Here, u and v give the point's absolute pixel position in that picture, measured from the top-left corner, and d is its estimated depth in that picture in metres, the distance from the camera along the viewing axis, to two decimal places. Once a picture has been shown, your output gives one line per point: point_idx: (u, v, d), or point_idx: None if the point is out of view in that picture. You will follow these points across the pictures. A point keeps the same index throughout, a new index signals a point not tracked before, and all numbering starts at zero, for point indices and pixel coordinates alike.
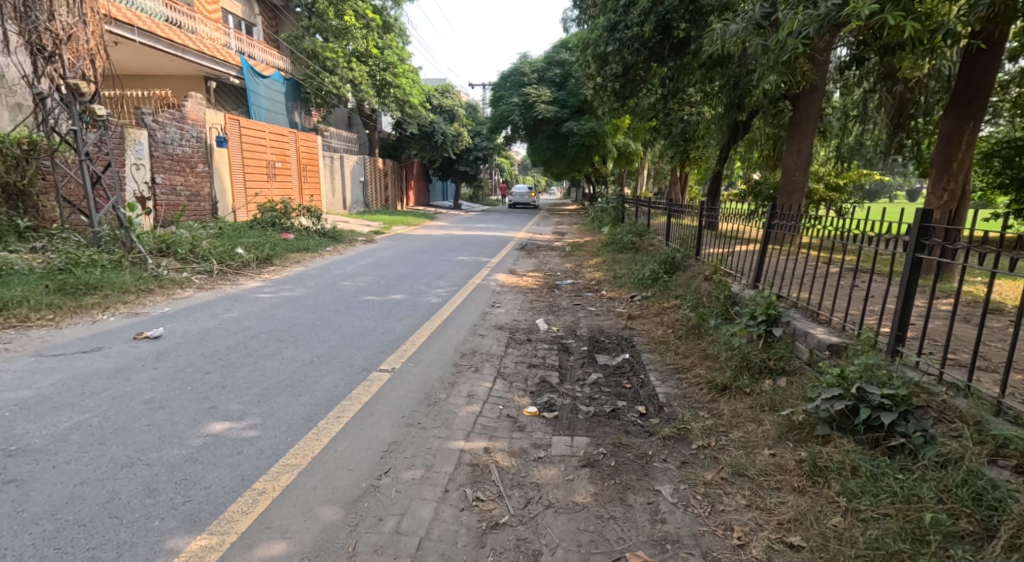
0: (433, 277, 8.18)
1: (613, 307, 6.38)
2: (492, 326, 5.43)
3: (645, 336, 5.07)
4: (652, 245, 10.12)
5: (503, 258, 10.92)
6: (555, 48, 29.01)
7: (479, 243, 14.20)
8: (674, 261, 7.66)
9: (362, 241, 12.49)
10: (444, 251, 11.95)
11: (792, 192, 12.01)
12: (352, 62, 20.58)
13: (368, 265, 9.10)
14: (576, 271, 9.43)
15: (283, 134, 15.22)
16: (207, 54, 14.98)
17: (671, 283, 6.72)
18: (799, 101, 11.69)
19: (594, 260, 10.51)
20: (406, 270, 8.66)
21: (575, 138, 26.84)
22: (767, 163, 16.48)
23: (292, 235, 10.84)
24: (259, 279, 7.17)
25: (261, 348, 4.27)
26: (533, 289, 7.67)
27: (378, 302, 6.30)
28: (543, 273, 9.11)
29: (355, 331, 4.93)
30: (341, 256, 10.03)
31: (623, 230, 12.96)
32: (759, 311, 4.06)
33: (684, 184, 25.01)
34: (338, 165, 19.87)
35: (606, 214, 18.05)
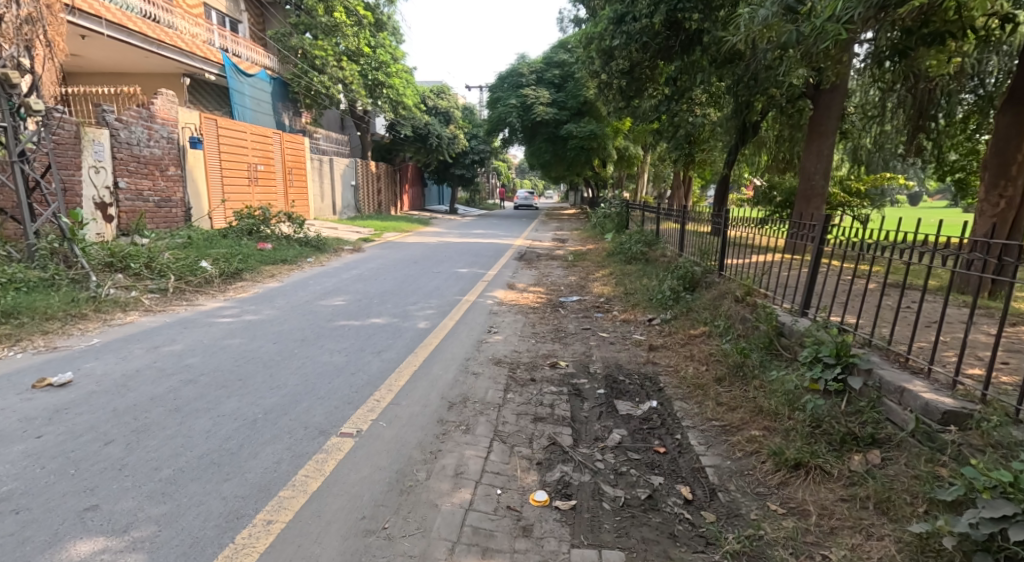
0: (422, 293, 7.29)
1: (629, 333, 5.49)
2: (489, 361, 4.54)
3: (672, 375, 4.20)
4: (663, 256, 9.27)
5: (501, 270, 10.02)
6: (553, 48, 28.21)
7: (475, 251, 13.33)
8: (694, 277, 6.82)
9: (348, 250, 11.61)
10: (437, 260, 11.07)
11: (812, 198, 11.16)
12: (343, 61, 19.72)
13: (350, 280, 8.19)
14: (581, 285, 8.54)
15: (266, 136, 14.37)
16: (184, 50, 14.13)
17: (693, 306, 5.87)
18: (819, 100, 10.87)
19: (600, 272, 9.62)
20: (393, 285, 7.75)
21: (574, 141, 25.99)
22: (778, 167, 15.69)
23: (270, 244, 9.95)
24: (221, 299, 6.27)
25: (194, 399, 3.37)
26: (534, 308, 6.78)
27: (355, 328, 5.40)
28: (545, 288, 8.22)
29: (320, 371, 4.03)
30: (322, 268, 9.14)
31: (629, 237, 12.12)
32: (829, 355, 3.21)
33: (688, 188, 24.18)
34: (329, 167, 18.98)
35: (609, 220, 17.17)
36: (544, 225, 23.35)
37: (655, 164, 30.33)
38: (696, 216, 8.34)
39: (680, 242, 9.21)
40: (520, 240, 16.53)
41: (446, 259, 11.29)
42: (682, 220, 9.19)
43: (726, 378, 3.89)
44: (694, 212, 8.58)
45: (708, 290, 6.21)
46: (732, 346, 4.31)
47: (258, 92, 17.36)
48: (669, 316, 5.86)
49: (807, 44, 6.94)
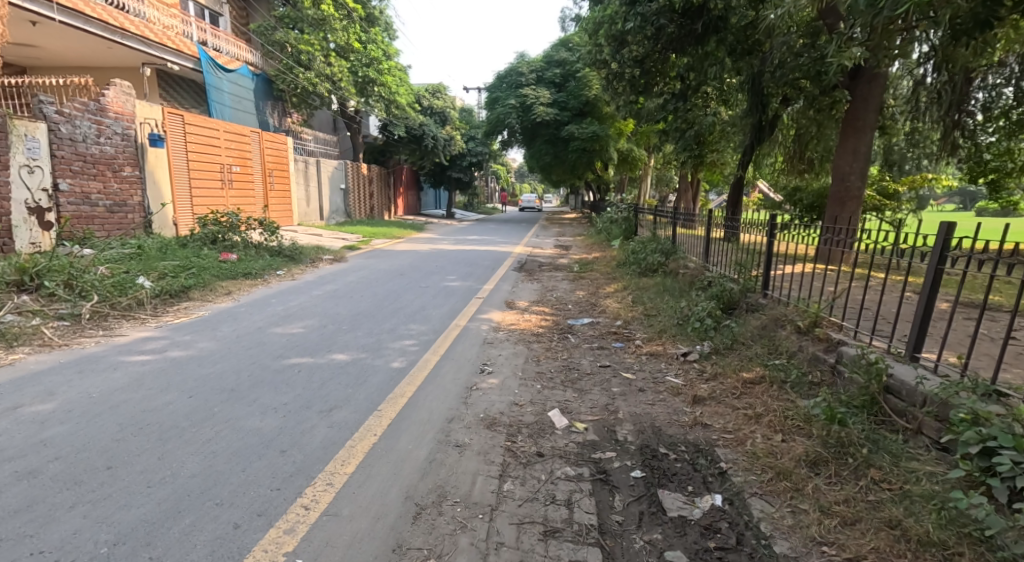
0: (404, 315, 6.08)
1: (662, 375, 4.30)
2: (481, 426, 3.33)
3: (738, 449, 3.00)
4: (685, 269, 8.11)
5: (498, 283, 8.83)
6: (554, 46, 27.11)
7: (470, 260, 12.15)
8: (732, 297, 5.68)
9: (328, 260, 10.43)
10: (427, 272, 9.88)
11: (847, 201, 10.01)
12: (331, 57, 18.60)
13: (323, 297, 7.00)
14: (592, 303, 7.34)
15: (244, 135, 13.23)
16: (152, 41, 13.04)
17: (742, 338, 4.67)
18: (855, 92, 9.70)
19: (611, 286, 8.44)
20: (370, 305, 6.54)
21: (575, 143, 24.82)
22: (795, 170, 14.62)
23: (235, 254, 8.77)
24: (151, 327, 5.07)
25: (10, 516, 2.17)
26: (538, 335, 5.57)
27: (310, 368, 4.18)
28: (550, 308, 7.04)
29: (238, 447, 2.82)
30: (292, 282, 7.96)
31: (640, 245, 10.95)
32: (1016, 452, 2.14)
33: (695, 191, 23.02)
34: (315, 169, 17.82)
35: (616, 224, 15.99)
36: (545, 230, 22.18)
37: (659, 167, 29.18)
38: (727, 221, 7.17)
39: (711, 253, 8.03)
40: (521, 247, 15.34)
41: (436, 270, 10.10)
42: (709, 226, 8.01)
43: (823, 463, 2.69)
44: (724, 218, 7.43)
45: (757, 315, 5.02)
46: (819, 405, 3.10)
47: (238, 89, 16.22)
48: (709, 350, 4.66)
49: (867, 15, 5.75)
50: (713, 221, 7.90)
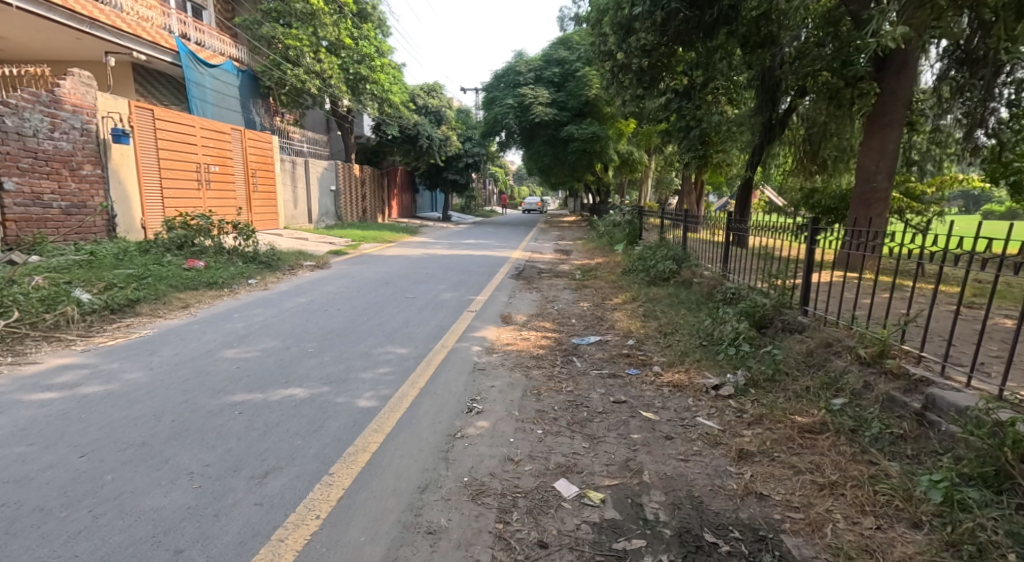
0: (383, 334, 5.26)
1: (692, 419, 3.47)
2: (463, 498, 2.51)
3: (817, 543, 2.19)
4: (700, 279, 7.31)
5: (493, 293, 8.03)
6: (554, 45, 26.36)
7: (463, 266, 11.32)
8: (763, 314, 4.87)
9: (310, 267, 9.62)
10: (416, 280, 9.08)
11: (872, 203, 9.20)
12: (321, 53, 17.80)
13: (295, 311, 6.18)
14: (598, 318, 6.52)
15: (224, 133, 12.41)
16: (126, 32, 12.22)
17: (787, 369, 3.85)
18: (884, 84, 8.91)
19: (618, 297, 7.63)
20: (346, 322, 5.72)
21: (575, 143, 24.03)
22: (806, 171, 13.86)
23: (202, 261, 7.96)
24: (75, 352, 4.24)
25: None
26: (538, 360, 4.76)
27: (256, 409, 3.36)
28: (551, 323, 6.22)
29: (118, 550, 2.02)
30: (263, 293, 7.13)
31: (647, 251, 10.15)
32: None
33: (699, 193, 22.23)
34: (303, 170, 17.00)
35: (620, 228, 15.20)
36: (543, 234, 21.34)
37: (660, 169, 28.41)
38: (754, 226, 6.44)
39: (736, 263, 7.19)
40: (518, 252, 14.51)
41: (427, 277, 9.27)
42: (730, 231, 7.26)
43: None
44: (750, 222, 6.70)
45: (802, 340, 4.20)
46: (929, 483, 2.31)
47: (221, 86, 15.44)
48: (746, 383, 3.84)
49: None
50: (735, 225, 7.16)
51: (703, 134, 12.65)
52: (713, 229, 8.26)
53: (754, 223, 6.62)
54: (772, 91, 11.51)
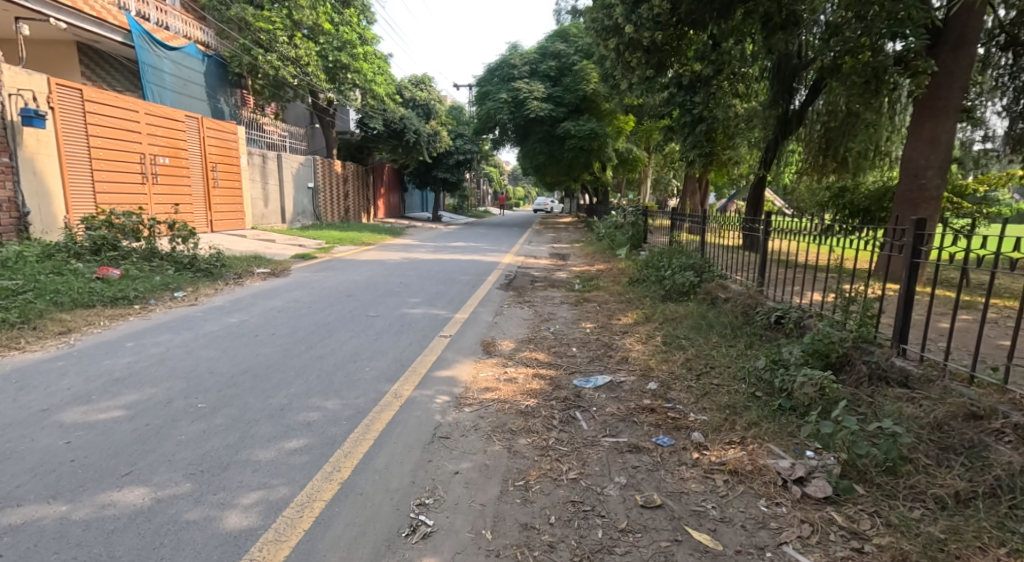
0: (315, 377, 3.87)
1: (776, 551, 2.11)
2: None
3: None
4: (730, 298, 5.96)
5: (476, 309, 6.65)
6: (549, 38, 24.99)
7: (446, 273, 9.92)
8: (831, 350, 3.50)
9: (263, 275, 8.20)
10: (388, 290, 7.68)
11: (920, 203, 7.89)
12: (297, 38, 16.41)
13: (216, 336, 4.79)
14: (605, 348, 5.15)
15: (177, 121, 10.96)
16: (65, 5, 10.78)
17: (913, 456, 2.48)
18: (940, 62, 7.54)
19: (627, 316, 6.27)
20: (274, 355, 4.31)
21: (571, 141, 22.68)
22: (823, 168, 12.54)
23: (121, 268, 6.55)
24: None
25: None
26: (529, 421, 3.39)
27: (38, 547, 1.98)
28: (544, 356, 4.84)
29: None
30: (187, 310, 5.72)
31: (658, 257, 8.78)
32: None
33: (703, 193, 20.89)
34: (275, 165, 15.58)
35: (623, 231, 13.88)
36: (538, 236, 20.03)
37: (660, 168, 27.10)
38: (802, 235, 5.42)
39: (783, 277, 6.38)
40: (509, 256, 13.14)
41: (401, 288, 7.87)
42: (767, 237, 6.10)
43: None
44: (790, 229, 5.75)
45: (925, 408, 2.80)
46: None
47: (183, 71, 14.09)
48: (847, 475, 2.47)
49: None
50: (771, 233, 6.09)
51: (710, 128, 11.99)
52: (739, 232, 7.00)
53: (796, 230, 5.65)
54: (789, 81, 11.53)
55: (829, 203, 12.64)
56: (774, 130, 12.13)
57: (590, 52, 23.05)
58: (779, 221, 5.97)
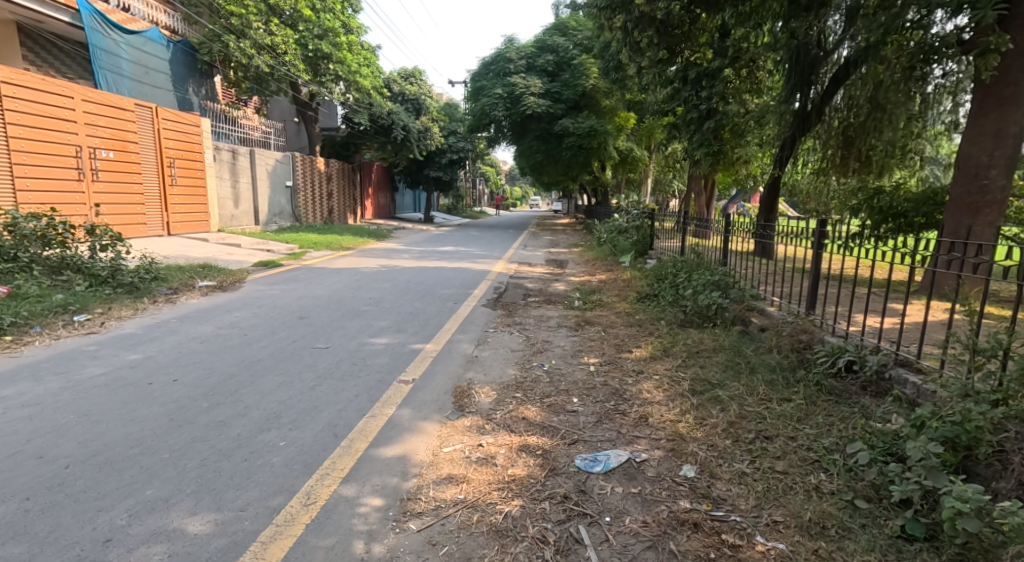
0: (196, 464, 2.63)
1: None
2: None
3: None
4: (770, 328, 4.73)
5: (455, 336, 5.43)
6: (547, 31, 23.71)
7: (428, 284, 8.71)
8: (974, 443, 2.30)
9: (207, 288, 6.96)
10: (352, 308, 6.45)
11: (981, 208, 6.68)
12: (274, 24, 15.14)
13: (91, 386, 3.54)
14: (615, 398, 3.94)
15: (124, 110, 9.71)
16: None
17: None
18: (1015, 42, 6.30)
19: (641, 350, 5.04)
20: (156, 420, 3.08)
21: (570, 139, 21.49)
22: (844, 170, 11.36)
23: (13, 284, 5.30)
24: None
25: None
26: (506, 554, 2.18)
27: None
28: (536, 415, 3.59)
29: None
30: (78, 342, 4.47)
31: (671, 268, 7.56)
32: None
33: (710, 194, 19.68)
34: (246, 162, 14.30)
35: (626, 236, 12.71)
36: (535, 239, 18.82)
37: (662, 168, 25.87)
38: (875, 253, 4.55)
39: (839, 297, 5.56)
40: (502, 263, 11.94)
41: (368, 305, 6.64)
42: (823, 254, 4.98)
43: None
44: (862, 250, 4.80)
45: None
46: None
47: (144, 57, 12.81)
48: None
49: None
50: (827, 249, 5.12)
51: (718, 126, 10.45)
52: (793, 241, 5.88)
53: (868, 248, 4.70)
54: (809, 71, 10.29)
55: (851, 206, 11.42)
56: (791, 125, 11.13)
57: (590, 46, 21.80)
58: (841, 236, 5.04)
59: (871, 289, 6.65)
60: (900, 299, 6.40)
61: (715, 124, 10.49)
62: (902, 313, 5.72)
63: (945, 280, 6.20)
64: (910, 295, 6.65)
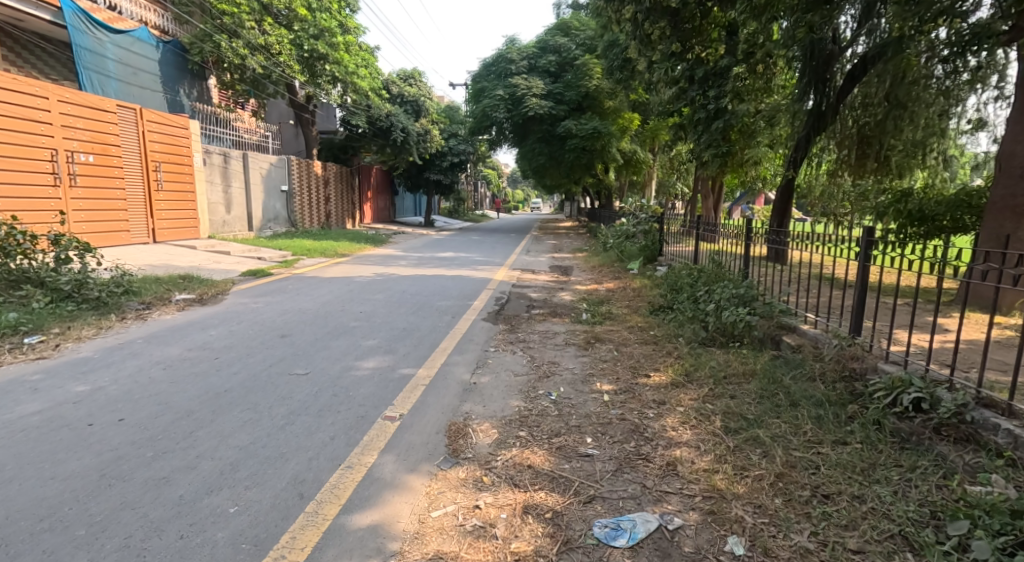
0: (120, 546, 2.10)
1: None
2: None
3: None
4: (808, 350, 4.16)
5: (452, 357, 4.88)
6: (549, 31, 23.18)
7: (425, 294, 8.17)
8: None
9: (184, 302, 6.43)
10: (340, 324, 5.91)
11: None
12: (267, 23, 14.63)
13: (19, 429, 3.00)
14: (636, 438, 3.38)
15: (105, 110, 9.20)
16: None
17: None
18: None
19: (660, 375, 4.48)
20: (85, 478, 2.54)
21: (573, 141, 20.96)
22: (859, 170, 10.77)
23: None
24: None
25: None
26: None
27: None
28: (544, 463, 3.06)
29: None
30: (20, 370, 3.93)
31: (685, 277, 7.01)
32: None
33: (718, 196, 19.11)
34: (239, 166, 13.79)
35: (634, 241, 12.16)
36: (537, 244, 18.30)
37: (667, 170, 25.31)
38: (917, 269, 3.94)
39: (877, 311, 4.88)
40: (504, 270, 11.39)
41: (358, 321, 6.10)
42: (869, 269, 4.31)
43: None
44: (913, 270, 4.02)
45: None
46: None
47: (131, 57, 12.32)
48: None
49: None
50: (873, 266, 4.38)
51: (727, 125, 10.03)
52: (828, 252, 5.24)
53: (920, 260, 3.95)
54: (824, 70, 9.65)
55: (870, 209, 10.85)
56: (805, 124, 10.34)
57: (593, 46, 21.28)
58: (890, 254, 4.23)
59: (906, 301, 6.07)
60: (939, 311, 5.83)
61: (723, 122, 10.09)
62: (945, 328, 5.15)
63: (988, 292, 5.64)
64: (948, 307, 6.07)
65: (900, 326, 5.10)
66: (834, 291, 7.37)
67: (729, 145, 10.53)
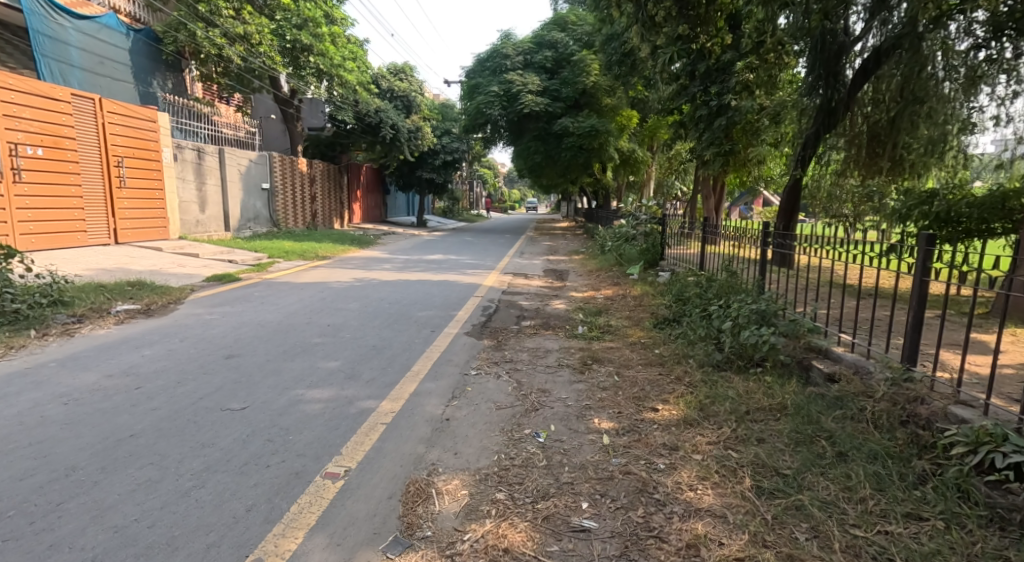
0: None
1: None
2: None
3: None
4: (849, 384, 3.42)
5: (423, 385, 4.13)
6: (545, 26, 22.45)
7: (406, 302, 7.43)
8: None
9: (126, 313, 5.65)
10: (301, 341, 5.15)
11: None
12: (246, 11, 13.82)
13: None
14: (646, 503, 2.65)
15: (56, 100, 8.43)
16: None
17: None
18: None
19: (671, 410, 3.75)
20: None
21: (569, 139, 20.25)
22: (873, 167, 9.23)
23: None
24: None
25: None
26: None
27: None
28: (526, 543, 2.34)
29: None
30: None
31: (692, 287, 6.29)
32: None
33: (720, 196, 18.40)
34: (215, 162, 13.02)
35: (634, 244, 11.46)
36: (533, 245, 17.57)
37: (666, 169, 24.65)
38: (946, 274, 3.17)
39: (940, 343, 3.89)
40: (495, 274, 10.66)
41: (323, 336, 5.35)
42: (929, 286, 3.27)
43: None
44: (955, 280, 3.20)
45: None
46: None
47: (97, 45, 11.53)
48: None
49: None
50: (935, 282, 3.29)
51: (732, 123, 9.26)
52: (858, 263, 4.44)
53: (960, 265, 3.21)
54: (834, 63, 8.67)
55: (886, 212, 10.13)
56: (811, 121, 9.39)
57: (591, 41, 20.56)
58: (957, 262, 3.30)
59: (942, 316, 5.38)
60: (983, 327, 5.14)
61: (728, 122, 9.32)
62: (996, 347, 4.47)
63: None
64: (990, 322, 5.39)
65: (946, 346, 4.40)
66: (857, 302, 6.63)
67: (732, 144, 9.77)
